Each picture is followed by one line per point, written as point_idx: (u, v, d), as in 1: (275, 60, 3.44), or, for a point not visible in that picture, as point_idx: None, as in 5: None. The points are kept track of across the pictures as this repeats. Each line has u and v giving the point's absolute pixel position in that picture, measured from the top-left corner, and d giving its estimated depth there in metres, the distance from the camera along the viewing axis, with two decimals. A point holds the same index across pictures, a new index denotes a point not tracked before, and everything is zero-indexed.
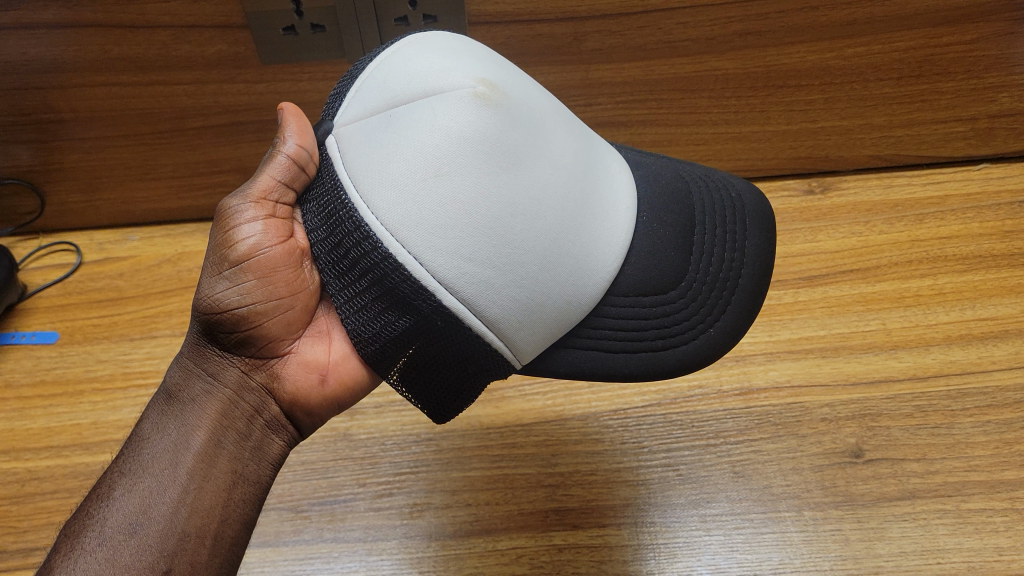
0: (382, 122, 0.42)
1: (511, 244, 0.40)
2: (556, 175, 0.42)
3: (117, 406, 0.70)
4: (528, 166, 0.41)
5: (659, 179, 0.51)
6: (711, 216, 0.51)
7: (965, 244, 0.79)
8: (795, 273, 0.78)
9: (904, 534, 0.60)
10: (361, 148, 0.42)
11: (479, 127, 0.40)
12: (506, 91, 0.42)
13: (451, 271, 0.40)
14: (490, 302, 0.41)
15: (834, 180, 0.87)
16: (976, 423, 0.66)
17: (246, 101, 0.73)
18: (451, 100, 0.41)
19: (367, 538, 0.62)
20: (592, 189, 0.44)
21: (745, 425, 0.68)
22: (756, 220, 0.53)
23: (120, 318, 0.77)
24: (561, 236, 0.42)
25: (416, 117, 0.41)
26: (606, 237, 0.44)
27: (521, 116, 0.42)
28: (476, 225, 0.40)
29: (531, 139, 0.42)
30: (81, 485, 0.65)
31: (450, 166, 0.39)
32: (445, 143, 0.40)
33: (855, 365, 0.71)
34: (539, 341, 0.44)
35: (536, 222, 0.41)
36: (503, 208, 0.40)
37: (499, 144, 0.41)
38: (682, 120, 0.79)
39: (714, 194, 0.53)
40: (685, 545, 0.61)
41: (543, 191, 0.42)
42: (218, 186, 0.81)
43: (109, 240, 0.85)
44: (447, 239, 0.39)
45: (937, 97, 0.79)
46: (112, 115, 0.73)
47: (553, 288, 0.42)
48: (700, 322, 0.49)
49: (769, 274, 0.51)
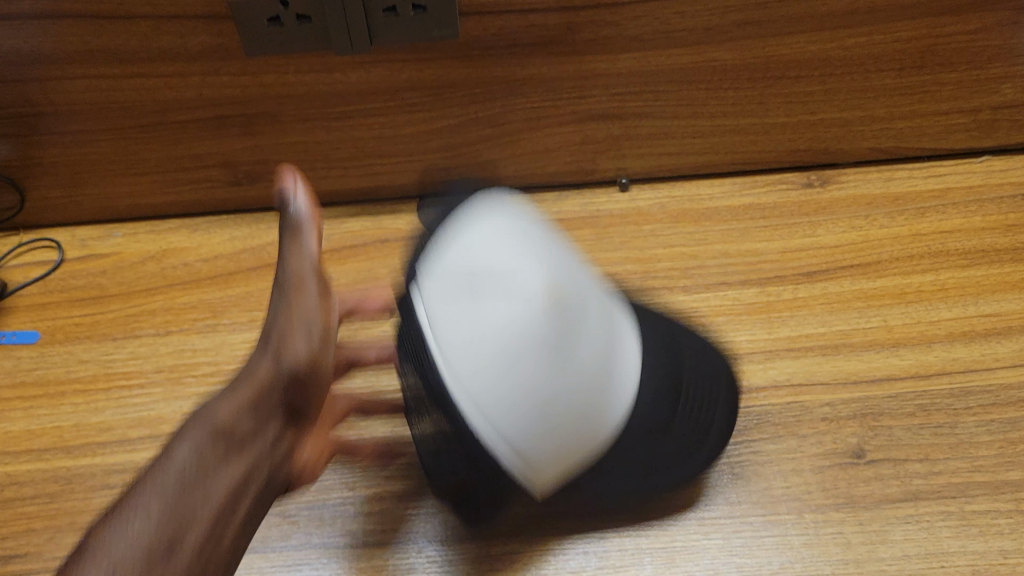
0: (463, 302, 0.48)
1: (552, 419, 0.49)
2: (603, 351, 0.50)
3: (99, 408, 0.68)
4: (583, 389, 0.49)
5: (660, 350, 0.59)
6: (698, 395, 0.61)
7: (967, 238, 0.78)
8: (794, 268, 0.76)
9: (907, 537, 0.59)
10: (444, 303, 0.49)
11: (543, 334, 0.47)
12: (568, 288, 0.48)
13: (502, 427, 0.49)
14: (541, 470, 0.51)
15: (833, 173, 0.84)
16: (979, 422, 0.65)
17: (230, 94, 0.71)
18: (520, 303, 0.46)
19: (356, 542, 0.61)
20: (614, 379, 0.52)
21: (744, 425, 0.66)
22: (726, 401, 0.62)
23: (102, 317, 0.75)
24: (598, 424, 0.51)
25: (490, 307, 0.47)
26: (625, 384, 0.54)
27: (576, 314, 0.48)
28: (541, 422, 0.49)
29: (581, 338, 0.49)
30: (62, 489, 0.63)
31: (515, 361, 0.47)
32: (514, 340, 0.47)
33: (856, 363, 0.69)
34: (567, 470, 0.51)
35: (583, 418, 0.50)
36: (559, 420, 0.49)
37: (567, 341, 0.48)
38: (678, 112, 0.77)
39: (700, 365, 0.63)
40: (683, 549, 0.59)
41: (593, 392, 0.50)
42: (203, 181, 0.79)
43: (92, 237, 0.82)
44: (506, 411, 0.48)
45: (940, 88, 0.78)
46: (92, 108, 0.71)
47: (575, 442, 0.51)
48: (693, 446, 0.59)
49: (725, 433, 0.61)
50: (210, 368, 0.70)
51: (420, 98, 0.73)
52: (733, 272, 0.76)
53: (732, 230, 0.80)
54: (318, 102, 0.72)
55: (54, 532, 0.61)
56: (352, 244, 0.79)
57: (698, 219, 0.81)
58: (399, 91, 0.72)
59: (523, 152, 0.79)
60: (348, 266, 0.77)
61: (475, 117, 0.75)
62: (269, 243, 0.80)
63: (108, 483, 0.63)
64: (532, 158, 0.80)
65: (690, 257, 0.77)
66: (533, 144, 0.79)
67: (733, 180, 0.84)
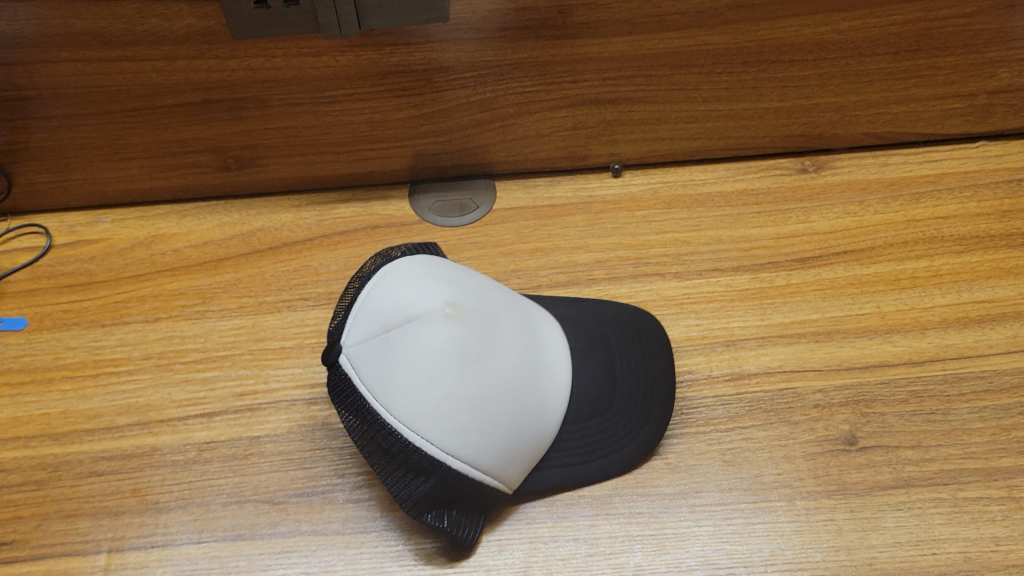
0: (382, 345, 0.55)
1: (488, 419, 0.55)
2: (528, 351, 0.59)
3: (88, 395, 0.68)
4: (523, 385, 0.57)
5: (580, 339, 0.65)
6: (630, 371, 0.65)
7: (962, 224, 0.77)
8: (788, 254, 0.76)
9: (899, 524, 0.59)
10: (371, 372, 0.54)
11: (456, 341, 0.54)
12: (463, 306, 0.57)
13: (454, 444, 0.54)
14: (506, 468, 0.57)
15: (828, 158, 0.84)
16: (972, 408, 0.65)
17: (218, 78, 0.70)
18: (430, 323, 0.55)
19: (345, 530, 0.60)
20: (537, 372, 0.59)
21: (736, 412, 0.66)
22: (664, 374, 0.66)
23: (90, 303, 0.74)
24: (544, 415, 0.59)
25: (409, 336, 0.54)
26: (561, 376, 0.61)
27: (479, 320, 0.57)
28: (493, 428, 0.55)
29: (489, 338, 0.56)
30: (49, 477, 0.64)
31: (438, 372, 0.53)
32: (431, 356, 0.54)
33: (850, 350, 0.69)
34: (525, 464, 0.58)
35: (536, 416, 0.58)
36: (508, 409, 0.56)
37: (492, 350, 0.56)
38: (671, 97, 0.76)
39: (629, 339, 0.67)
40: (674, 536, 0.59)
41: (532, 388, 0.58)
42: (191, 167, 0.78)
43: (80, 222, 0.81)
44: (448, 421, 0.53)
45: (935, 73, 0.77)
46: (78, 92, 0.70)
47: (523, 436, 0.57)
48: (639, 422, 0.63)
49: (670, 406, 0.64)
50: (199, 355, 0.70)
51: (410, 83, 0.72)
52: (726, 258, 0.76)
53: (725, 216, 0.79)
54: (306, 87, 0.71)
55: (41, 519, 0.61)
56: (343, 230, 0.79)
57: (691, 205, 0.80)
58: (386, 75, 0.71)
59: (515, 137, 0.79)
60: (339, 252, 0.77)
61: (466, 102, 0.74)
62: (259, 228, 0.80)
63: (95, 469, 0.64)
64: (523, 144, 0.79)
65: (683, 243, 0.77)
66: (524, 129, 0.78)
67: (727, 165, 0.83)
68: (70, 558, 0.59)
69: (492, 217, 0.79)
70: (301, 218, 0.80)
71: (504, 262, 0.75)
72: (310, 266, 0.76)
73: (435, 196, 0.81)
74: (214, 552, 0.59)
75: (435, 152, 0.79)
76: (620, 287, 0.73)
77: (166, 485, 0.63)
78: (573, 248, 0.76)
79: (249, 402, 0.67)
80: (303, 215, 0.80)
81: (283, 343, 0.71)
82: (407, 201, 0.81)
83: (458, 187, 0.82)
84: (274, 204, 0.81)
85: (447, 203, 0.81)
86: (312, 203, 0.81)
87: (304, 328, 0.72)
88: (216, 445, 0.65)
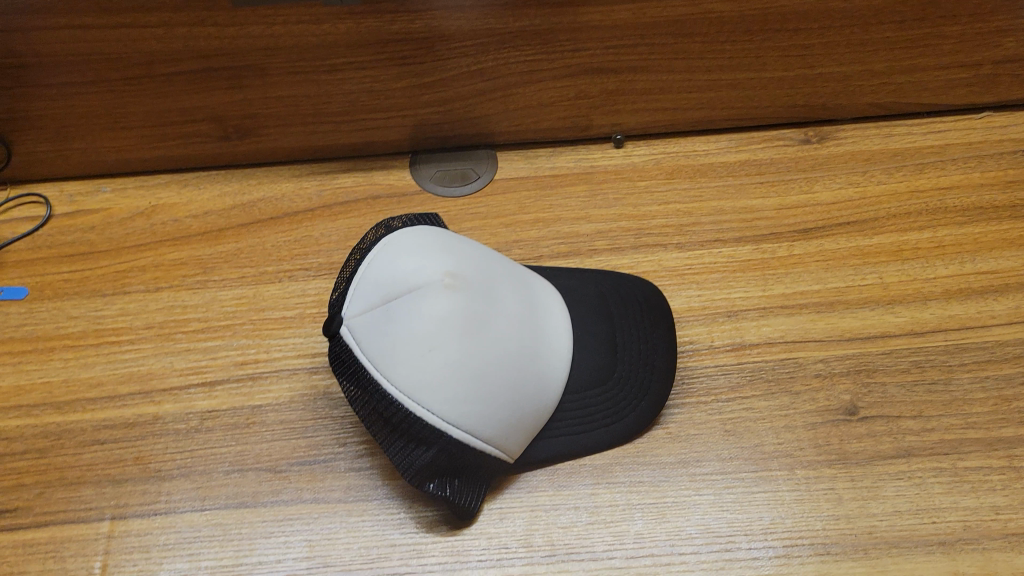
0: (383, 315, 0.54)
1: (491, 388, 0.55)
2: (528, 321, 0.59)
3: (89, 363, 0.68)
4: (524, 355, 0.57)
5: (582, 310, 0.65)
6: (631, 340, 0.65)
7: (966, 195, 0.77)
8: (790, 225, 0.75)
9: (899, 493, 0.59)
10: (372, 342, 0.54)
11: (457, 312, 0.54)
12: (463, 277, 0.56)
13: (456, 413, 0.53)
14: (508, 438, 0.57)
15: (831, 129, 0.83)
16: (973, 378, 0.65)
17: (217, 45, 0.69)
18: (430, 294, 0.54)
19: (347, 498, 0.60)
20: (538, 342, 0.59)
21: (737, 382, 0.66)
22: (664, 342, 0.65)
23: (91, 273, 0.74)
24: (545, 385, 0.59)
25: (410, 306, 0.54)
26: (561, 346, 0.61)
27: (480, 290, 0.57)
28: (496, 398, 0.55)
29: (489, 309, 0.56)
30: (51, 445, 0.64)
31: (439, 342, 0.53)
32: (432, 325, 0.53)
33: (851, 321, 0.69)
34: (527, 433, 0.58)
35: (537, 385, 0.58)
36: (509, 378, 0.56)
37: (491, 319, 0.56)
38: (674, 66, 0.76)
39: (629, 307, 0.66)
40: (674, 504, 0.60)
41: (533, 359, 0.58)
42: (191, 136, 0.78)
43: (81, 192, 0.81)
44: (450, 390, 0.53)
45: (940, 42, 0.76)
46: (77, 60, 0.69)
47: (525, 405, 0.57)
48: (639, 392, 0.63)
49: (671, 374, 0.64)
50: (200, 324, 0.70)
51: (411, 51, 0.71)
52: (728, 229, 0.75)
53: (728, 186, 0.79)
54: (307, 55, 0.71)
55: (44, 487, 0.62)
56: (344, 200, 0.78)
57: (693, 175, 0.80)
58: (387, 43, 0.70)
59: (516, 107, 0.78)
60: (340, 222, 0.77)
61: (467, 71, 0.74)
62: (259, 198, 0.79)
63: (98, 438, 0.64)
64: (525, 113, 0.79)
65: (685, 213, 0.76)
66: (525, 99, 0.77)
67: (730, 136, 0.83)
68: (73, 525, 0.60)
69: (493, 187, 0.79)
70: (302, 188, 0.80)
71: (506, 233, 0.75)
72: (311, 236, 0.76)
73: (436, 166, 0.81)
74: (216, 520, 0.60)
75: (436, 121, 0.79)
76: (622, 257, 0.73)
77: (168, 453, 0.63)
78: (575, 219, 0.76)
79: (250, 371, 0.67)
80: (304, 185, 0.80)
81: (285, 313, 0.71)
82: (408, 171, 0.81)
83: (459, 157, 0.82)
84: (275, 174, 0.81)
85: (448, 173, 0.80)
86: (312, 173, 0.81)
87: (306, 298, 0.72)
88: (217, 414, 0.65)
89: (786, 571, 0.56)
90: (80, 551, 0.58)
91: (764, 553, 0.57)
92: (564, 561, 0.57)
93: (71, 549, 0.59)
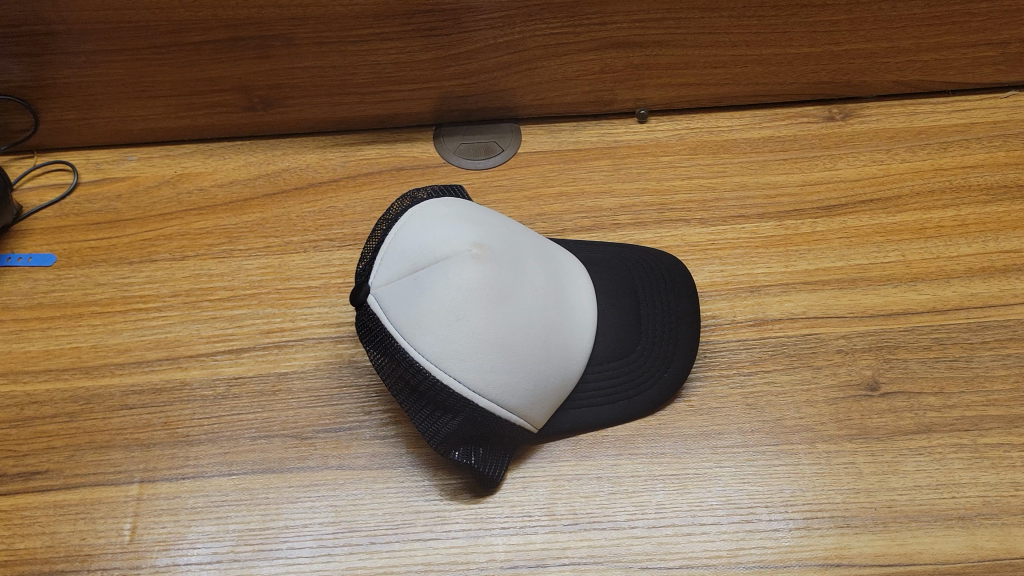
0: (410, 285, 0.54)
1: (517, 358, 0.55)
2: (554, 291, 0.59)
3: (117, 330, 0.69)
4: (549, 324, 0.57)
5: (607, 280, 0.65)
6: (655, 312, 0.64)
7: (989, 173, 0.77)
8: (814, 202, 0.75)
9: (919, 468, 0.60)
10: (399, 311, 0.54)
11: (484, 282, 0.54)
12: (490, 247, 0.56)
13: (482, 382, 0.54)
14: (532, 407, 0.57)
15: (856, 106, 0.83)
16: (995, 356, 0.65)
17: (246, 14, 0.69)
18: (457, 265, 0.54)
19: (372, 465, 0.61)
20: (564, 312, 0.59)
21: (759, 356, 0.66)
22: (688, 315, 0.65)
23: (118, 241, 0.75)
24: (570, 355, 0.59)
25: (437, 277, 0.54)
26: (586, 315, 0.61)
27: (507, 261, 0.56)
28: (521, 366, 0.55)
29: (516, 280, 0.56)
30: (81, 409, 0.65)
31: (466, 312, 0.53)
32: (459, 295, 0.53)
33: (874, 297, 0.69)
34: (551, 402, 0.59)
35: (562, 354, 0.58)
36: (535, 348, 0.56)
37: (518, 290, 0.56)
38: (700, 41, 0.76)
39: (654, 279, 0.66)
40: (696, 476, 0.60)
41: (558, 329, 0.58)
42: (217, 106, 0.78)
43: (106, 160, 0.82)
44: (476, 360, 0.53)
45: (968, 19, 0.76)
46: (106, 27, 0.70)
47: (550, 374, 0.57)
48: (662, 364, 0.63)
49: (694, 349, 0.64)
50: (226, 293, 0.71)
51: (438, 22, 0.71)
52: (751, 205, 0.75)
53: (751, 162, 0.79)
54: (334, 25, 0.71)
55: (75, 450, 0.63)
56: (368, 172, 0.79)
57: (716, 151, 0.80)
58: (414, 14, 0.70)
59: (541, 80, 0.78)
60: (364, 194, 0.77)
61: (493, 43, 0.74)
62: (284, 169, 0.80)
63: (126, 402, 0.65)
64: (549, 87, 0.79)
65: (708, 189, 0.77)
66: (550, 72, 0.77)
67: (754, 112, 0.83)
68: (103, 487, 0.61)
69: (517, 161, 0.79)
70: (326, 159, 0.80)
71: (529, 207, 0.75)
72: (336, 207, 0.76)
73: (460, 139, 0.81)
74: (243, 484, 0.60)
75: (461, 94, 0.79)
76: (645, 232, 0.73)
77: (195, 418, 0.64)
78: (598, 192, 0.76)
79: (276, 339, 0.68)
80: (328, 156, 0.80)
81: (310, 283, 0.71)
82: (432, 144, 0.81)
83: (482, 130, 0.82)
84: (299, 146, 0.81)
85: (472, 146, 0.80)
86: (336, 144, 0.81)
87: (331, 268, 0.72)
88: (244, 380, 0.66)
89: (806, 543, 0.57)
90: (110, 513, 0.60)
91: (784, 525, 0.57)
92: (586, 529, 0.58)
93: (102, 511, 0.60)
